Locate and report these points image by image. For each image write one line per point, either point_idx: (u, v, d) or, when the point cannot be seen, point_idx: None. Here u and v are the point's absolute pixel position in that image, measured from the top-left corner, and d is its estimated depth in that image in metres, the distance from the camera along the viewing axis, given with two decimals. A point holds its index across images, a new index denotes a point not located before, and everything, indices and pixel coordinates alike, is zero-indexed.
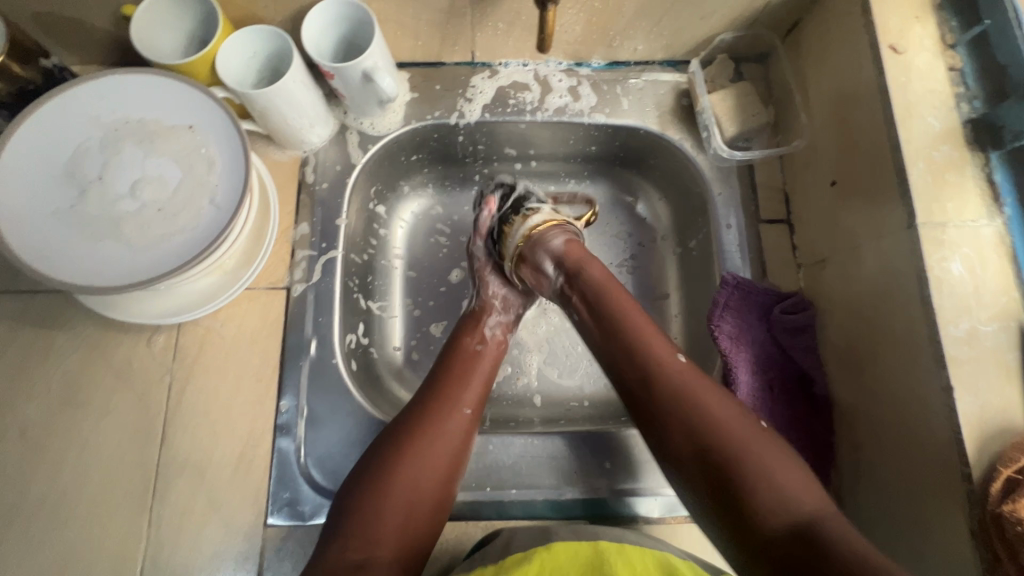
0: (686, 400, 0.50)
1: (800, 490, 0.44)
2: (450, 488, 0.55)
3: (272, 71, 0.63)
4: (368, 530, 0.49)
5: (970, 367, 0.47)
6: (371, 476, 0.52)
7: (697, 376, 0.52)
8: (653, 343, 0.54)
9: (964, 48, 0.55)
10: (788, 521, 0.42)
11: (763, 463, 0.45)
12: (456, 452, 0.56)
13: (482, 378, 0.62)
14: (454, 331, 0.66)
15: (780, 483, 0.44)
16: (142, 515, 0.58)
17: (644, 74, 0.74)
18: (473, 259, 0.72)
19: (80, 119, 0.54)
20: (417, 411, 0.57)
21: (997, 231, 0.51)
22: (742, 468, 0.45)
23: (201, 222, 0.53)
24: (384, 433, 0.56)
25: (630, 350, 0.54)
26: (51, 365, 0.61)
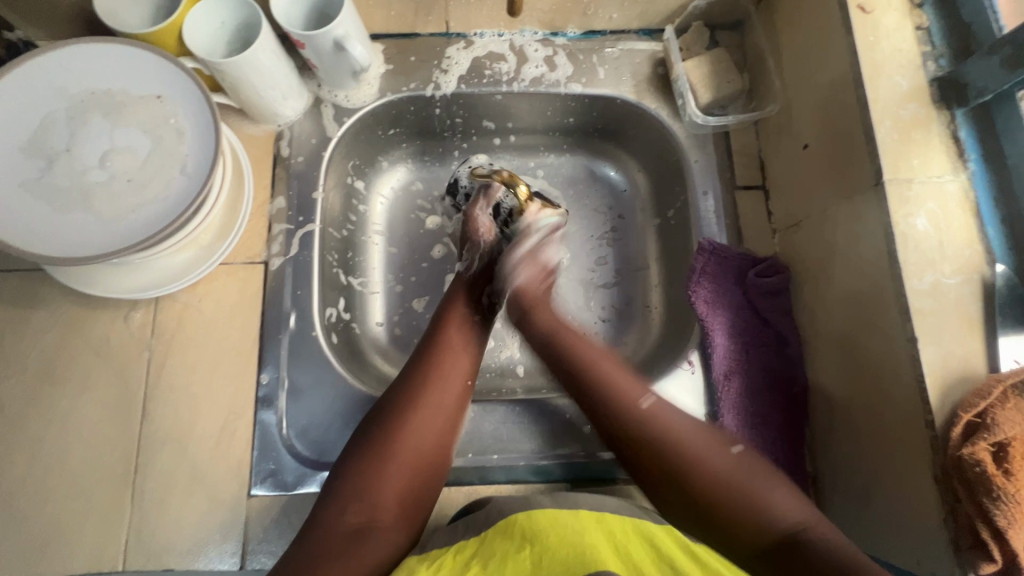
0: (660, 434, 0.52)
1: (787, 508, 0.47)
2: (448, 453, 0.55)
3: (242, 42, 0.61)
4: (367, 492, 0.50)
5: (934, 319, 0.48)
6: (371, 442, 0.53)
7: (670, 413, 0.53)
8: (622, 384, 0.56)
9: (930, 8, 0.56)
10: (779, 529, 0.46)
11: (750, 490, 0.48)
12: (451, 416, 0.56)
13: (476, 344, 0.62)
14: (451, 295, 0.65)
15: (766, 507, 0.47)
16: (125, 490, 0.59)
17: (620, 43, 0.74)
18: (473, 222, 0.69)
19: (45, 90, 0.53)
20: (412, 379, 0.57)
21: (961, 187, 0.52)
22: (734, 494, 0.48)
23: (172, 193, 0.53)
24: (381, 399, 0.56)
25: (606, 384, 0.56)
26: (27, 343, 0.61)
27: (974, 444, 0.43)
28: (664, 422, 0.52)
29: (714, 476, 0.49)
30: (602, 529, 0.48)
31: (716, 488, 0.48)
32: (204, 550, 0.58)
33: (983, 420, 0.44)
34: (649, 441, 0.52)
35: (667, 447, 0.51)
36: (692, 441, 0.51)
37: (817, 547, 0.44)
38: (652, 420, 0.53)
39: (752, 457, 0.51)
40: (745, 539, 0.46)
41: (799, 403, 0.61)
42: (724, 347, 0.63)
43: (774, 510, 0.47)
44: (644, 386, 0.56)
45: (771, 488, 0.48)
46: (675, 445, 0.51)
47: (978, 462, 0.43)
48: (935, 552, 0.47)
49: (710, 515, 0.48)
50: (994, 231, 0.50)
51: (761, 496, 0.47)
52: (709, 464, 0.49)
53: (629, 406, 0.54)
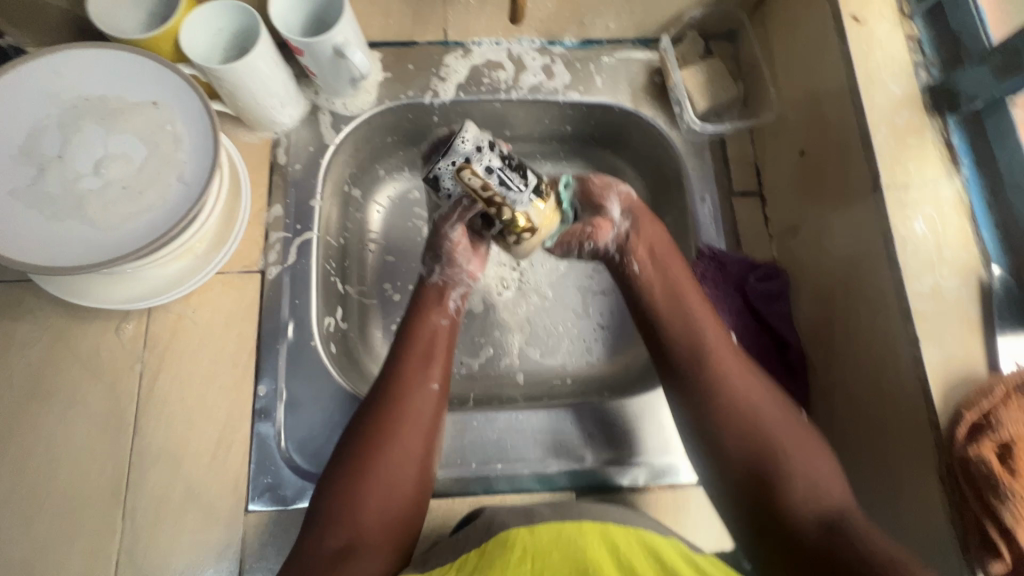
0: (743, 388, 0.54)
1: (829, 493, 0.50)
2: (426, 467, 0.54)
3: (238, 49, 0.61)
4: (347, 515, 0.49)
5: (936, 320, 0.49)
6: (349, 463, 0.52)
7: (755, 386, 0.54)
8: (703, 331, 0.57)
9: (921, 18, 0.58)
10: (826, 507, 0.49)
11: (804, 467, 0.51)
12: (424, 429, 0.54)
13: (444, 351, 0.60)
14: (418, 302, 0.63)
15: (819, 489, 0.50)
16: (116, 508, 0.56)
17: (616, 52, 0.75)
18: (444, 238, 0.62)
19: (35, 96, 0.52)
20: (381, 394, 0.55)
21: (956, 191, 0.53)
22: (783, 471, 0.51)
23: (168, 201, 0.52)
24: (353, 419, 0.55)
25: (695, 332, 0.57)
26: (13, 357, 0.59)
27: (979, 445, 0.44)
28: (744, 387, 0.54)
29: (783, 447, 0.52)
30: (606, 539, 0.45)
31: (767, 471, 0.51)
32: (200, 569, 0.56)
33: (988, 421, 0.44)
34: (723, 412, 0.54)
35: (741, 417, 0.53)
36: (763, 406, 0.53)
37: (856, 530, 0.48)
38: (732, 375, 0.55)
39: (811, 433, 0.53)
40: (789, 513, 0.50)
41: (799, 406, 0.62)
42: None
43: (823, 491, 0.50)
44: (718, 338, 0.57)
45: (823, 468, 0.51)
46: (754, 417, 0.53)
47: (986, 462, 0.43)
48: (942, 552, 0.47)
49: (763, 486, 0.51)
50: (989, 234, 0.51)
51: (807, 476, 0.50)
52: (784, 435, 0.52)
53: (708, 354, 0.56)
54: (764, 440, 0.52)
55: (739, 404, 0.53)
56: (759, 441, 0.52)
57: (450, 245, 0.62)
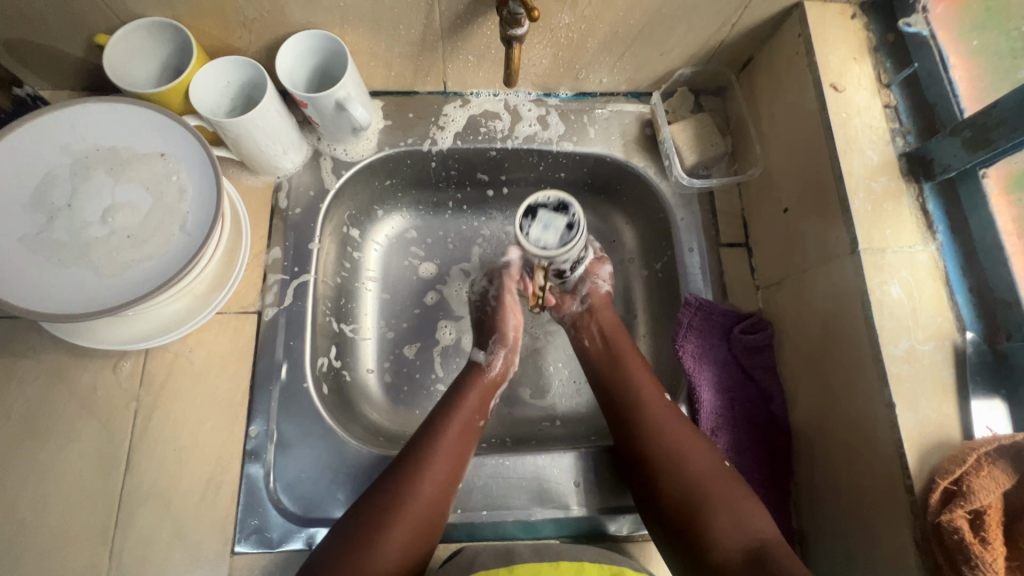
0: (673, 428, 0.59)
1: (756, 528, 0.51)
2: (427, 551, 0.55)
3: (246, 99, 0.64)
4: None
5: (910, 384, 0.50)
6: (359, 539, 0.52)
7: (675, 420, 0.59)
8: (640, 378, 0.63)
9: (897, 88, 0.60)
10: (745, 542, 0.51)
11: (727, 501, 0.53)
12: (437, 516, 0.56)
13: (472, 444, 0.61)
14: (462, 388, 0.65)
15: (744, 521, 0.52)
16: (103, 548, 0.57)
17: (609, 105, 0.78)
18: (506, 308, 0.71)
19: (49, 147, 0.55)
20: (409, 475, 0.56)
21: (931, 256, 0.54)
22: (708, 503, 0.53)
23: (171, 250, 0.54)
24: (370, 493, 0.55)
25: (635, 379, 0.63)
26: (11, 393, 0.60)
27: (951, 512, 0.45)
28: (672, 427, 0.59)
29: (709, 482, 0.54)
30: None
31: (692, 502, 0.53)
32: None
33: (959, 487, 0.45)
34: (657, 451, 0.57)
35: (667, 453, 0.57)
36: (688, 445, 0.57)
37: (777, 562, 0.49)
38: (665, 419, 0.59)
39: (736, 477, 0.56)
40: (712, 543, 0.51)
41: (782, 459, 0.62)
42: (711, 403, 0.65)
43: (746, 526, 0.51)
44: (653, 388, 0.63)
45: (747, 505, 0.53)
46: (679, 455, 0.56)
47: (957, 530, 0.44)
48: None
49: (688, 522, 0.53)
50: (964, 300, 0.53)
51: (732, 509, 0.52)
52: (704, 470, 0.55)
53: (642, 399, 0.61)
54: (688, 471, 0.55)
55: (666, 440, 0.58)
56: (685, 474, 0.55)
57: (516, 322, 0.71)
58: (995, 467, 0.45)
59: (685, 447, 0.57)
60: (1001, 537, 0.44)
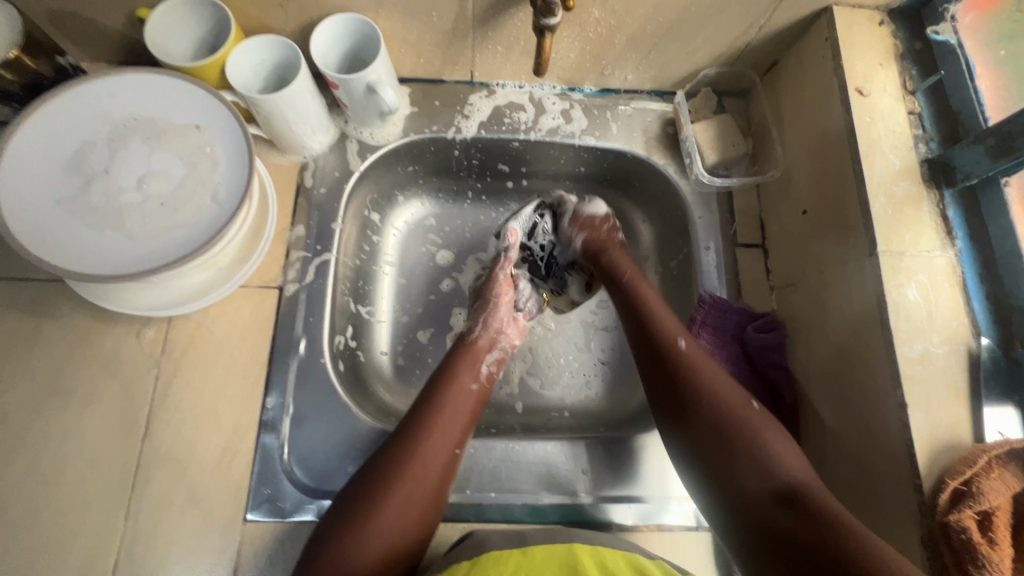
0: (698, 374, 0.59)
1: (788, 467, 0.52)
2: (431, 520, 0.56)
3: (278, 79, 0.66)
4: (347, 555, 0.50)
5: (923, 386, 0.51)
6: (356, 504, 0.53)
7: (703, 360, 0.61)
8: (666, 322, 0.64)
9: (922, 95, 0.61)
10: (781, 483, 0.51)
11: (760, 442, 0.54)
12: (436, 489, 0.56)
13: (467, 418, 0.62)
14: (453, 361, 0.66)
15: (777, 463, 0.53)
16: (119, 508, 0.58)
17: (633, 102, 0.79)
18: (495, 282, 0.73)
19: (89, 114, 0.56)
20: (402, 443, 0.57)
21: (949, 262, 0.55)
22: (745, 441, 0.54)
23: (201, 219, 0.55)
24: (367, 462, 0.57)
25: (659, 323, 0.64)
26: (37, 353, 0.62)
27: (960, 511, 0.45)
28: (700, 368, 0.60)
29: (747, 426, 0.55)
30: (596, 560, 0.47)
31: (726, 433, 0.55)
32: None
33: (968, 488, 0.46)
34: (690, 377, 0.59)
35: (698, 390, 0.58)
36: (720, 380, 0.59)
37: (814, 501, 0.49)
38: (695, 363, 0.60)
39: (765, 415, 0.57)
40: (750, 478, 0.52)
41: None
42: None
43: (779, 465, 0.52)
44: (681, 332, 0.63)
45: (773, 437, 0.55)
46: (706, 393, 0.58)
47: (965, 529, 0.44)
48: None
49: (725, 455, 0.54)
50: (980, 306, 0.53)
51: (760, 446, 0.54)
52: (737, 410, 0.56)
53: (669, 342, 0.62)
54: (727, 403, 0.57)
55: (696, 387, 0.58)
56: (725, 407, 0.56)
57: (496, 298, 0.72)
58: (1006, 470, 0.46)
59: (716, 377, 0.59)
60: (1007, 537, 0.45)
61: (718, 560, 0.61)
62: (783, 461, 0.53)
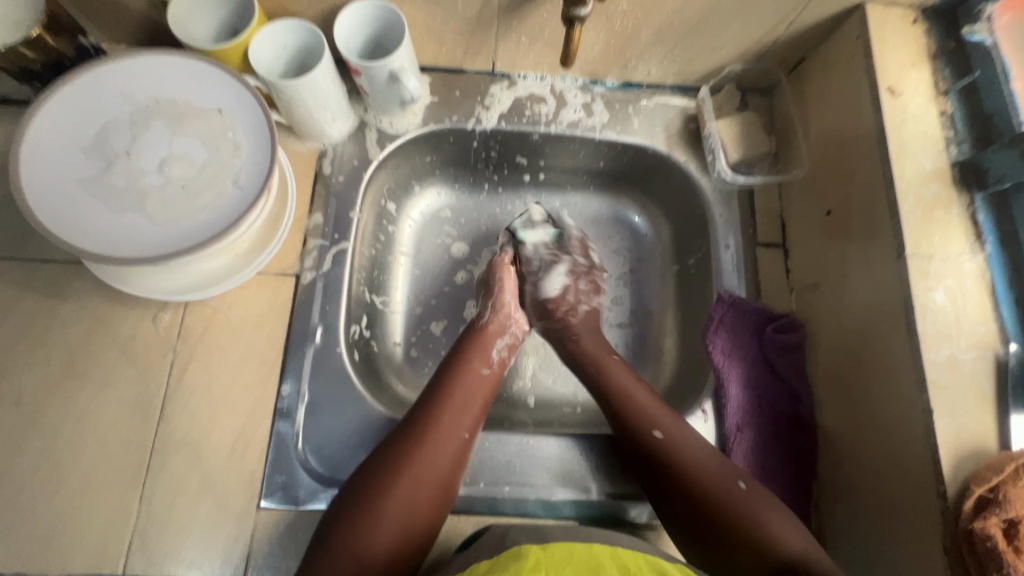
0: (681, 461, 0.57)
1: (787, 537, 0.51)
2: (444, 504, 0.56)
3: (300, 64, 0.65)
4: (360, 537, 0.51)
5: (949, 391, 0.50)
6: (368, 487, 0.54)
7: (681, 437, 0.59)
8: (640, 402, 0.62)
9: (955, 96, 0.60)
10: (786, 559, 0.50)
11: (758, 522, 0.52)
12: (447, 475, 0.56)
13: (479, 405, 0.62)
14: (465, 348, 0.67)
15: (775, 535, 0.51)
16: (134, 492, 0.58)
17: (655, 97, 0.78)
18: (497, 267, 0.74)
19: (111, 95, 0.56)
20: (414, 428, 0.58)
21: (978, 267, 0.54)
22: (739, 519, 0.53)
23: (222, 204, 0.55)
24: (380, 445, 0.57)
25: (635, 412, 0.61)
26: (54, 335, 0.62)
27: (985, 519, 0.45)
28: (683, 454, 0.57)
29: (731, 503, 0.54)
30: (617, 564, 0.46)
31: (722, 520, 0.53)
32: (208, 561, 0.57)
33: (994, 495, 0.45)
34: (675, 464, 0.57)
35: (683, 483, 0.56)
36: (705, 465, 0.56)
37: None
38: (676, 450, 0.58)
39: (756, 491, 0.55)
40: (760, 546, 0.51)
41: (807, 460, 0.62)
42: (738, 398, 0.64)
43: (777, 537, 0.51)
44: (656, 416, 0.60)
45: (770, 518, 0.53)
46: (695, 479, 0.56)
47: (989, 537, 0.44)
48: None
49: (722, 545, 0.53)
50: (1009, 312, 0.52)
51: (759, 522, 0.52)
52: (724, 493, 0.54)
53: (643, 434, 0.59)
54: (719, 483, 0.55)
55: (679, 473, 0.56)
56: (713, 494, 0.54)
57: (500, 285, 0.72)
58: None
59: (699, 458, 0.57)
60: None
61: None
62: (778, 530, 0.52)
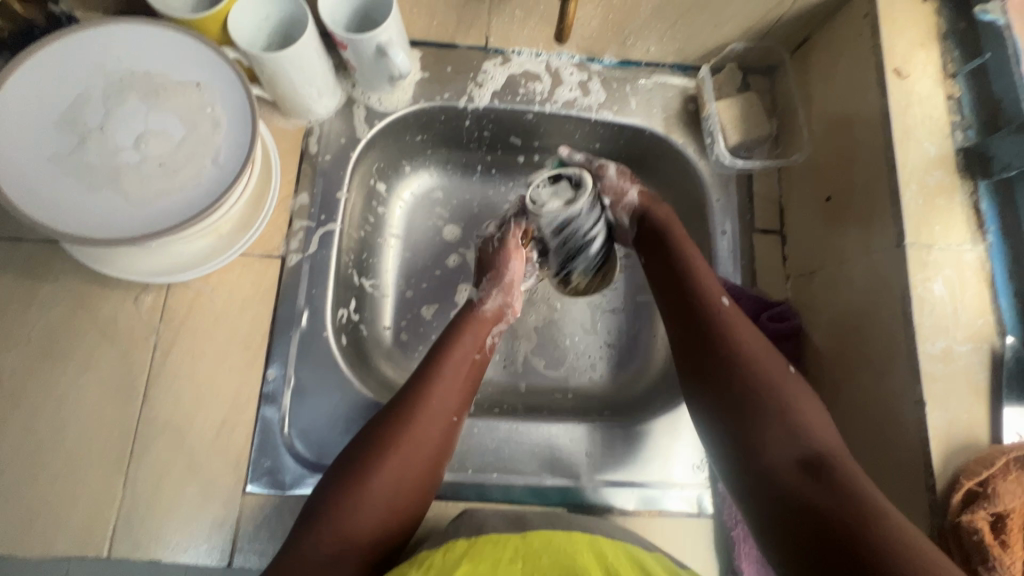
0: (732, 337, 0.54)
1: (825, 437, 0.49)
2: (429, 488, 0.55)
3: (283, 36, 0.62)
4: (343, 520, 0.50)
5: (943, 383, 0.50)
6: (353, 470, 0.52)
7: (741, 320, 0.56)
8: (709, 284, 0.59)
9: (963, 79, 0.58)
10: (815, 449, 0.48)
11: (794, 407, 0.50)
12: (433, 460, 0.56)
13: (468, 389, 0.61)
14: (456, 328, 0.64)
15: (812, 429, 0.49)
16: (117, 476, 0.57)
17: (654, 75, 0.75)
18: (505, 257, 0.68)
19: (83, 66, 0.53)
20: (402, 410, 0.56)
21: (978, 257, 0.53)
22: (775, 402, 0.50)
23: (202, 183, 0.53)
24: (366, 427, 0.56)
25: (696, 287, 0.59)
26: (33, 316, 0.60)
27: (973, 512, 0.45)
28: (738, 328, 0.55)
29: (772, 390, 0.51)
30: (595, 553, 0.46)
31: (755, 393, 0.51)
32: (192, 544, 0.57)
33: (984, 489, 0.45)
34: (724, 340, 0.54)
35: (733, 346, 0.54)
36: (758, 347, 0.54)
37: (838, 475, 0.46)
38: (732, 317, 0.56)
39: (800, 384, 0.53)
40: (776, 445, 0.49)
41: None
42: None
43: (815, 433, 0.49)
44: (723, 292, 0.59)
45: (806, 410, 0.51)
46: (748, 360, 0.53)
47: (977, 531, 0.44)
48: None
49: (746, 416, 0.51)
50: (1008, 303, 0.51)
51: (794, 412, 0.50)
52: (772, 374, 0.52)
53: (709, 297, 0.57)
54: (762, 366, 0.53)
55: (729, 350, 0.54)
56: (761, 375, 0.52)
57: (510, 273, 0.67)
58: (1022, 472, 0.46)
59: (751, 356, 0.53)
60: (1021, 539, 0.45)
61: (717, 548, 0.61)
62: (812, 426, 0.49)
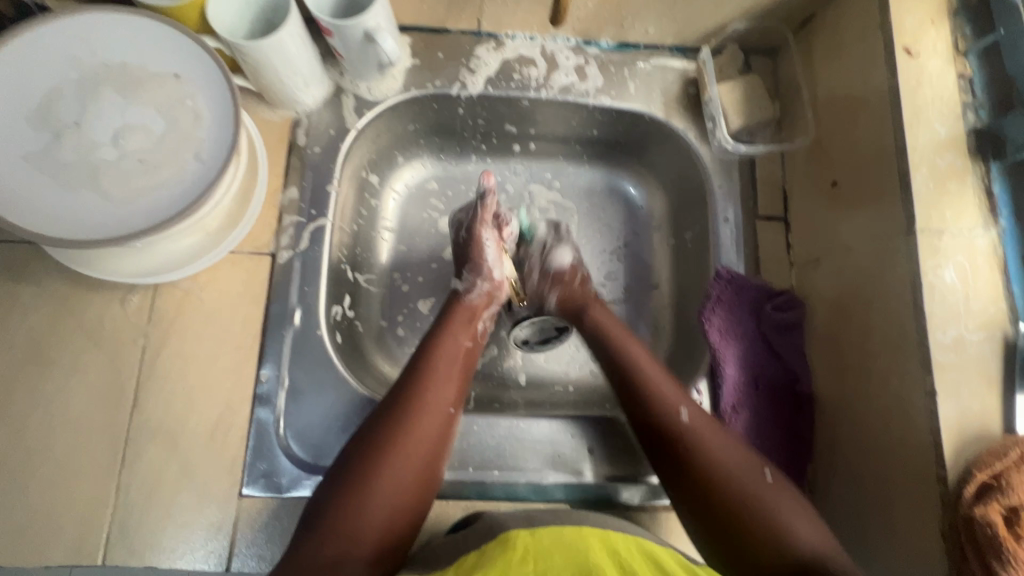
0: (701, 449, 0.53)
1: (810, 537, 0.48)
2: (430, 484, 0.54)
3: (266, 23, 0.59)
4: (345, 520, 0.48)
5: (955, 374, 0.48)
6: (353, 468, 0.51)
7: (710, 430, 0.54)
8: (666, 392, 0.57)
9: (975, 56, 0.55)
10: (804, 559, 0.46)
11: (778, 520, 0.48)
12: (432, 454, 0.54)
13: (461, 377, 0.60)
14: (447, 321, 0.64)
15: (795, 533, 0.47)
16: (110, 483, 0.56)
17: (653, 58, 0.72)
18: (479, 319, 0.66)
19: (54, 58, 0.51)
20: (395, 408, 0.55)
21: (991, 242, 0.51)
22: (755, 509, 0.49)
23: (183, 179, 0.50)
24: (364, 425, 0.55)
25: (653, 401, 0.57)
26: (17, 320, 0.58)
27: (986, 505, 0.43)
28: (705, 442, 0.53)
29: (750, 502, 0.49)
30: (606, 547, 0.45)
31: (742, 505, 0.49)
32: (190, 550, 0.56)
33: (998, 482, 0.44)
34: (697, 451, 0.53)
35: (706, 467, 0.52)
36: (728, 453, 0.52)
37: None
38: (699, 433, 0.54)
39: (778, 483, 0.51)
40: (781, 545, 0.47)
41: (802, 441, 0.61)
42: (733, 379, 0.63)
43: (803, 537, 0.47)
44: (681, 399, 0.57)
45: (792, 511, 0.49)
46: (722, 479, 0.51)
47: (990, 525, 0.43)
48: None
49: (738, 531, 0.49)
50: (1021, 290, 0.50)
51: (780, 516, 0.48)
52: (748, 484, 0.50)
53: (668, 414, 0.55)
54: (747, 479, 0.51)
55: (701, 462, 0.52)
56: (740, 492, 0.50)
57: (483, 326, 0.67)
58: None
59: (731, 470, 0.51)
60: None
61: None
62: (803, 532, 0.48)
